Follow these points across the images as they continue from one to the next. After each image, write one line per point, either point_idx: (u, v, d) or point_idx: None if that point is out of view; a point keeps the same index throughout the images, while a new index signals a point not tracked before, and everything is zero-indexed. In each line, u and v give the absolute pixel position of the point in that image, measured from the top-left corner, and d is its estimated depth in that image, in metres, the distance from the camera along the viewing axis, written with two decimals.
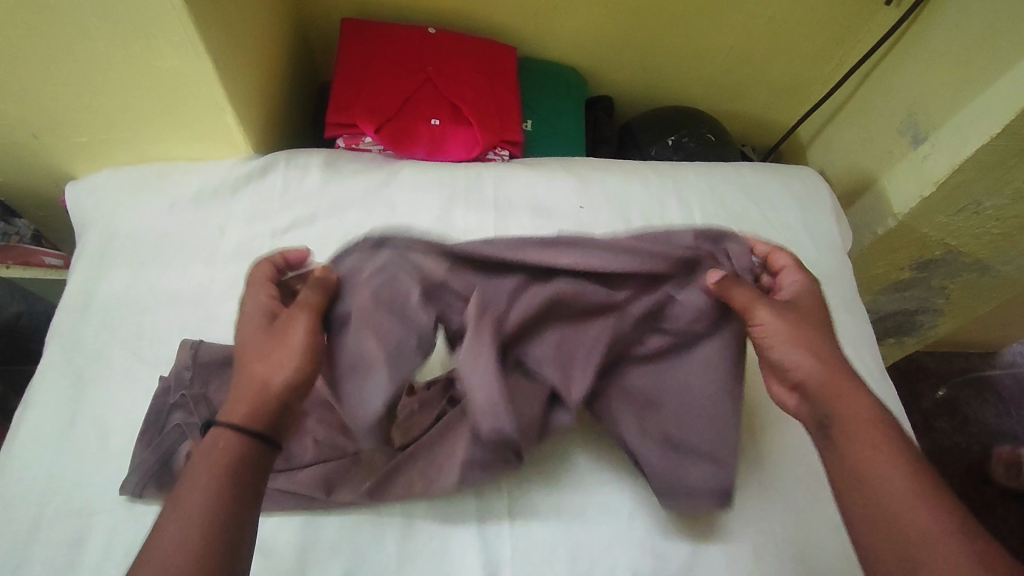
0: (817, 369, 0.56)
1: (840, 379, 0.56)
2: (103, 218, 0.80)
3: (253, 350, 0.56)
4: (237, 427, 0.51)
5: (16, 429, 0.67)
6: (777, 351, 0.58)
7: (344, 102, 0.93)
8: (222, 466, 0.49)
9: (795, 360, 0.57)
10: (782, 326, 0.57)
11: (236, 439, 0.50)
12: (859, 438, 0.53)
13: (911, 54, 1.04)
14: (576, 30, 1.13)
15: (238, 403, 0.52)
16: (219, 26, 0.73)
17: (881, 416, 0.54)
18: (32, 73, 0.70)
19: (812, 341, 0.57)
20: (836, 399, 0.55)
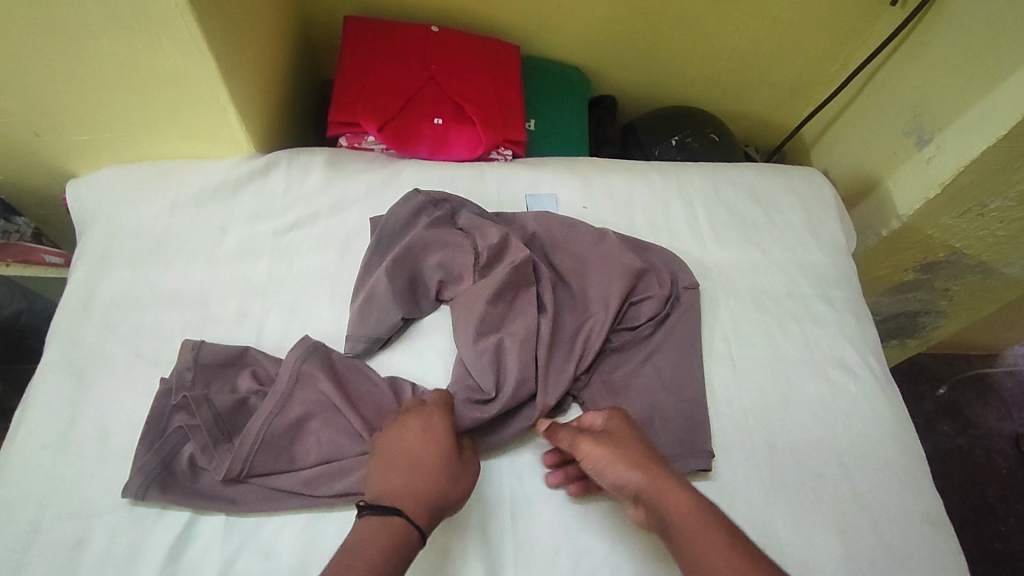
0: (637, 484, 0.55)
1: (662, 479, 0.54)
2: (104, 217, 0.80)
3: (411, 453, 0.58)
4: (409, 519, 0.53)
5: (16, 429, 0.66)
6: (607, 474, 0.56)
7: (347, 100, 0.93)
8: (397, 544, 0.51)
9: (623, 479, 0.55)
10: (598, 450, 0.57)
11: (411, 530, 0.53)
12: (693, 544, 0.51)
13: (917, 55, 1.03)
14: (580, 29, 1.13)
15: (396, 495, 0.55)
16: (222, 24, 0.72)
17: (703, 513, 0.52)
18: (33, 70, 0.70)
19: (636, 456, 0.56)
20: (662, 507, 0.53)
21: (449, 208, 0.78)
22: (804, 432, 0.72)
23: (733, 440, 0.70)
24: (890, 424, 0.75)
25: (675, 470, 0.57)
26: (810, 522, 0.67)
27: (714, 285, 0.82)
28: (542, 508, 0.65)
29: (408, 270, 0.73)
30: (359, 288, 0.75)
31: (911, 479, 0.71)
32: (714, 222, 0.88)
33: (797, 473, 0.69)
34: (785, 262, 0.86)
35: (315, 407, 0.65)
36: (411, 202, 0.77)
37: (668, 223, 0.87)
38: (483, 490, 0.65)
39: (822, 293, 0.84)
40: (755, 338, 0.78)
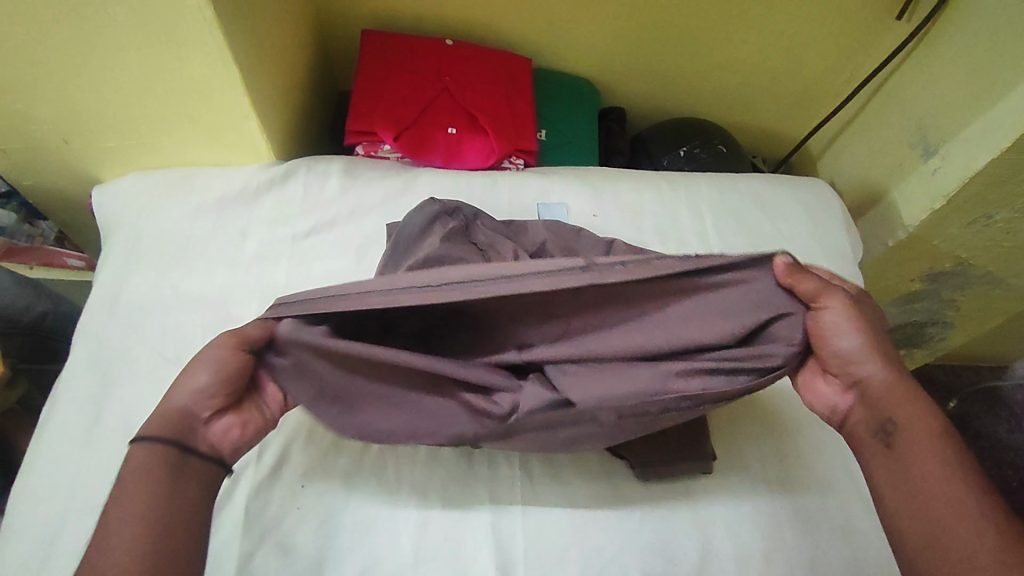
0: (868, 374, 0.56)
1: (905, 385, 0.55)
2: (131, 222, 0.83)
3: (175, 386, 0.55)
4: (152, 441, 0.51)
5: (45, 424, 0.68)
6: (845, 347, 0.57)
7: (364, 110, 0.96)
8: (155, 472, 0.50)
9: (870, 359, 0.56)
10: (854, 321, 0.57)
11: (169, 449, 0.51)
12: (918, 441, 0.52)
13: (922, 69, 1.05)
14: (591, 41, 1.15)
15: (152, 422, 0.53)
16: (245, 34, 0.75)
17: (944, 436, 0.52)
18: (67, 79, 0.73)
19: (882, 347, 0.57)
20: (892, 406, 0.54)
21: (463, 222, 0.80)
22: (811, 438, 0.73)
23: (740, 446, 0.72)
24: None
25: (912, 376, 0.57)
26: (815, 526, 0.68)
27: None
28: (552, 508, 0.66)
29: None
30: None
31: None
32: (722, 230, 0.90)
33: (802, 479, 0.71)
34: None
35: None
36: (427, 210, 0.78)
37: (676, 232, 0.89)
38: (494, 488, 0.66)
39: None
40: None
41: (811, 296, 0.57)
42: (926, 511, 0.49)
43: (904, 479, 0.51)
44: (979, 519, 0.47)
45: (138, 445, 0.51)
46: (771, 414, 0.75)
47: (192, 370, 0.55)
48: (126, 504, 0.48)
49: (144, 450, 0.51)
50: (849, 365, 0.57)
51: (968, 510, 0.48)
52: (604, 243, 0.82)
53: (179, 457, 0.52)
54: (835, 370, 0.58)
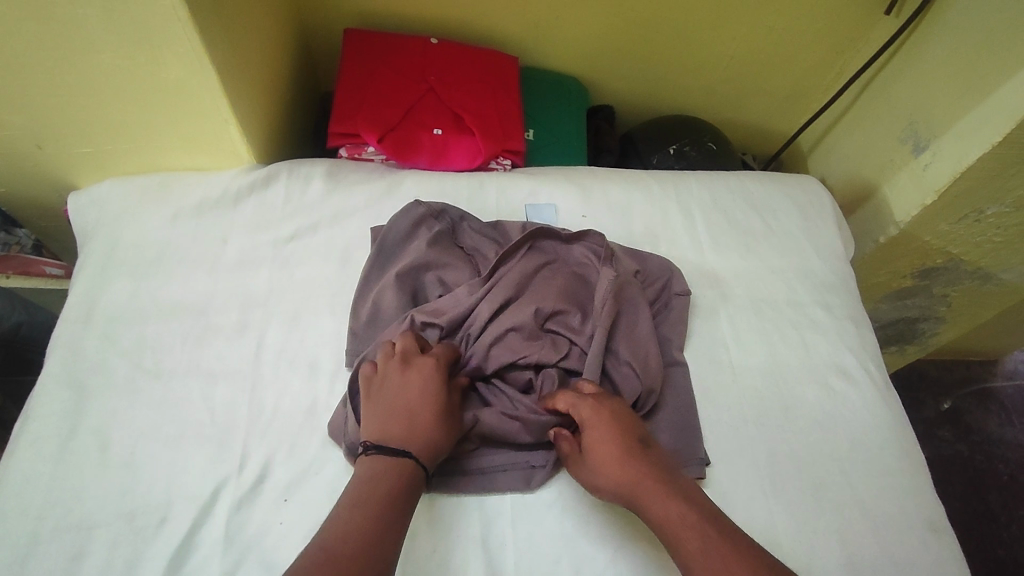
0: (625, 487, 0.57)
1: (644, 482, 0.57)
2: (106, 229, 0.80)
3: (403, 400, 0.60)
4: (418, 461, 0.57)
5: (18, 441, 0.66)
6: (601, 484, 0.59)
7: (347, 112, 0.94)
8: (407, 487, 0.55)
9: (620, 485, 0.57)
10: (592, 459, 0.60)
11: (416, 469, 0.57)
12: (683, 542, 0.52)
13: (912, 64, 1.04)
14: (579, 39, 1.14)
15: (401, 439, 0.58)
16: (222, 36, 0.73)
17: (691, 517, 0.54)
18: (37, 83, 0.71)
19: (615, 456, 0.59)
20: (650, 509, 0.55)
21: (447, 225, 0.79)
22: (805, 441, 0.72)
23: (733, 449, 0.71)
24: (890, 431, 0.75)
25: (665, 466, 0.59)
26: (810, 529, 0.66)
27: (713, 292, 0.83)
28: (543, 518, 0.64)
29: (409, 285, 0.73)
30: (360, 297, 0.75)
31: (913, 487, 0.71)
32: (712, 229, 0.89)
33: (796, 482, 0.69)
34: (784, 270, 0.87)
35: (318, 431, 0.68)
36: (412, 214, 0.77)
37: (666, 231, 0.88)
38: (483, 498, 0.65)
39: (820, 300, 0.84)
40: (755, 345, 0.79)
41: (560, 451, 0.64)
42: None
43: None
44: None
45: (406, 458, 0.57)
46: (764, 418, 0.73)
47: (438, 391, 0.61)
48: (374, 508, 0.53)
49: (402, 463, 0.56)
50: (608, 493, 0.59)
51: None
52: (576, 232, 0.78)
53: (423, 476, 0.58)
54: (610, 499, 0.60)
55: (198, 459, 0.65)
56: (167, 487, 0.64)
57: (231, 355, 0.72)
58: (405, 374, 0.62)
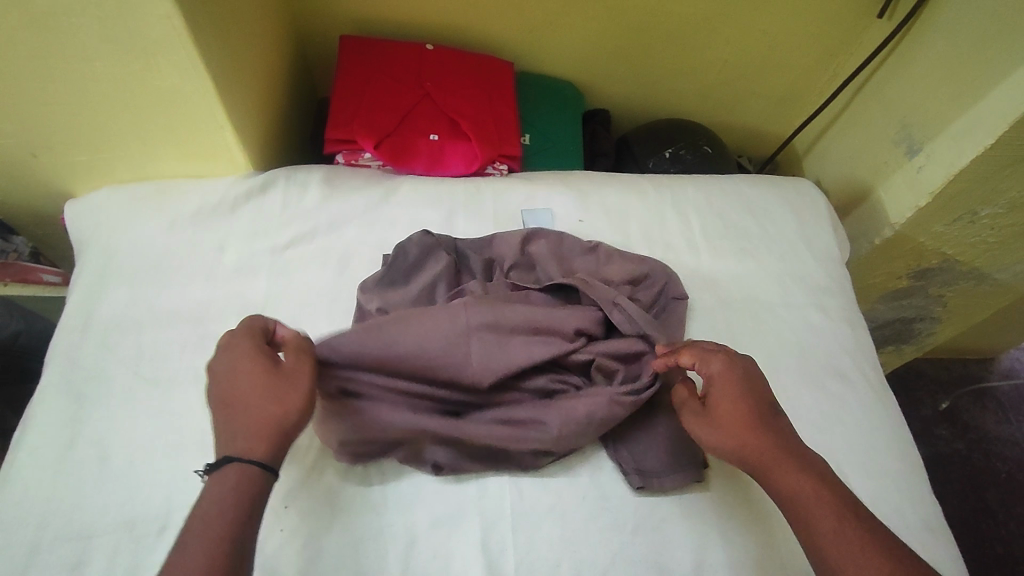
0: (750, 458, 0.57)
1: (773, 450, 0.56)
2: (103, 237, 0.80)
3: (243, 398, 0.55)
4: (248, 460, 0.52)
5: (16, 450, 0.66)
6: (724, 441, 0.59)
7: (343, 118, 0.94)
8: (242, 493, 0.50)
9: (743, 447, 0.57)
10: (716, 418, 0.59)
11: (259, 473, 0.51)
12: (809, 511, 0.53)
13: (904, 67, 1.05)
14: (574, 44, 1.14)
15: (235, 442, 0.53)
16: (218, 44, 0.73)
17: (824, 489, 0.54)
18: (33, 92, 0.71)
19: (741, 420, 0.58)
20: (777, 482, 0.55)
21: (453, 250, 0.79)
22: (803, 443, 0.73)
23: None
24: (888, 432, 0.75)
25: (795, 436, 0.58)
26: None
27: (710, 296, 0.83)
28: (542, 522, 0.65)
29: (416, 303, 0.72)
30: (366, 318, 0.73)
31: (910, 487, 0.72)
32: (708, 233, 0.89)
33: None
34: (780, 272, 0.87)
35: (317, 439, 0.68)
36: (418, 242, 0.76)
37: (662, 235, 0.88)
38: (482, 503, 0.65)
39: (816, 302, 0.85)
40: (752, 347, 0.79)
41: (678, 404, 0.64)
42: None
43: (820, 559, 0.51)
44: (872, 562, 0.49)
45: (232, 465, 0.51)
46: None
47: (269, 380, 0.56)
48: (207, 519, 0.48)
49: (234, 469, 0.51)
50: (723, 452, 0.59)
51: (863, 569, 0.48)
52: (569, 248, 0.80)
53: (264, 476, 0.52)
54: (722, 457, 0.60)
55: (197, 467, 0.66)
56: (166, 496, 0.64)
57: None
58: (245, 369, 0.56)
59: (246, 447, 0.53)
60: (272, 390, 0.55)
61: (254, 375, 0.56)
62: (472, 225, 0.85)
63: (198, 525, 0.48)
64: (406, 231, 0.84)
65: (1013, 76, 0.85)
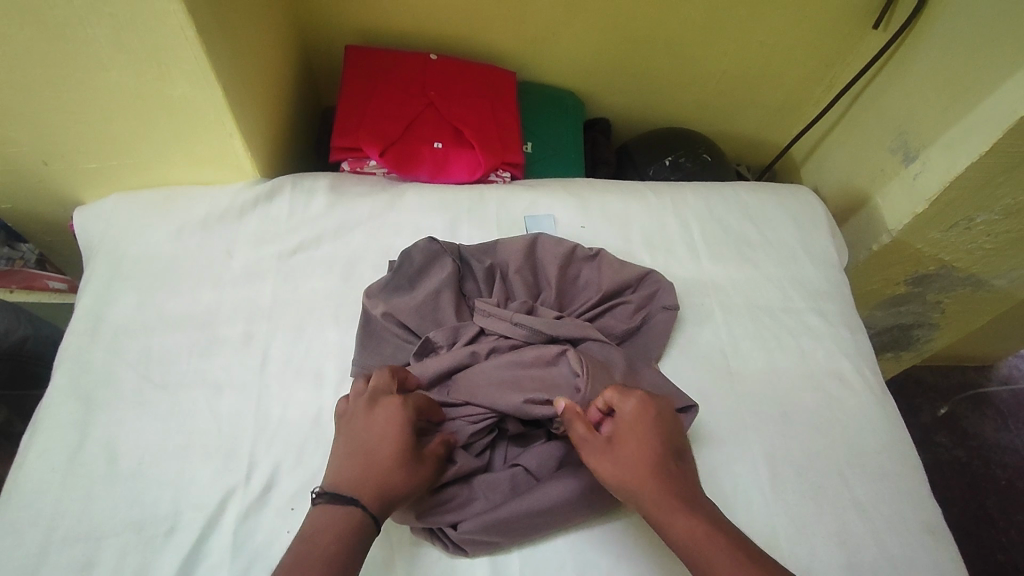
0: (641, 499, 0.55)
1: (668, 495, 0.55)
2: (112, 243, 0.81)
3: (371, 447, 0.57)
4: (366, 511, 0.54)
5: (26, 452, 0.67)
6: (624, 485, 0.56)
7: (349, 126, 0.96)
8: (350, 541, 0.52)
9: (639, 492, 0.55)
10: (620, 461, 0.57)
11: (366, 522, 0.54)
12: (701, 556, 0.51)
13: (900, 77, 1.06)
14: (575, 54, 1.16)
15: (356, 487, 0.55)
16: (227, 54, 0.75)
17: (712, 535, 0.52)
18: (45, 100, 0.72)
19: (640, 466, 0.56)
20: (668, 528, 0.53)
21: (457, 257, 0.79)
22: (804, 446, 0.73)
23: (733, 456, 0.72)
24: (888, 435, 0.76)
25: (688, 483, 0.57)
26: (809, 532, 0.68)
27: (710, 301, 0.85)
28: None
29: (412, 315, 0.74)
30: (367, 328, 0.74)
31: (910, 489, 0.72)
32: (708, 239, 0.91)
33: (796, 486, 0.70)
34: (779, 277, 0.88)
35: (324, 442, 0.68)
36: (423, 249, 0.78)
37: (663, 241, 0.89)
38: None
39: (815, 307, 0.86)
40: (752, 352, 0.80)
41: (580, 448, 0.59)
42: None
43: None
44: None
45: (353, 508, 0.54)
46: (762, 424, 0.74)
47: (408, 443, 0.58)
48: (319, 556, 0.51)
49: (348, 512, 0.53)
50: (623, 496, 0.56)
51: None
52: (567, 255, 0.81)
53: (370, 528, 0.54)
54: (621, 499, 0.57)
55: (204, 469, 0.66)
56: (174, 498, 0.64)
57: (236, 367, 0.73)
58: (373, 414, 0.59)
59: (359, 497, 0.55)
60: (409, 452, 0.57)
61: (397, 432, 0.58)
62: (476, 232, 0.86)
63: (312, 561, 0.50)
64: (411, 238, 0.85)
65: (1006, 85, 0.87)
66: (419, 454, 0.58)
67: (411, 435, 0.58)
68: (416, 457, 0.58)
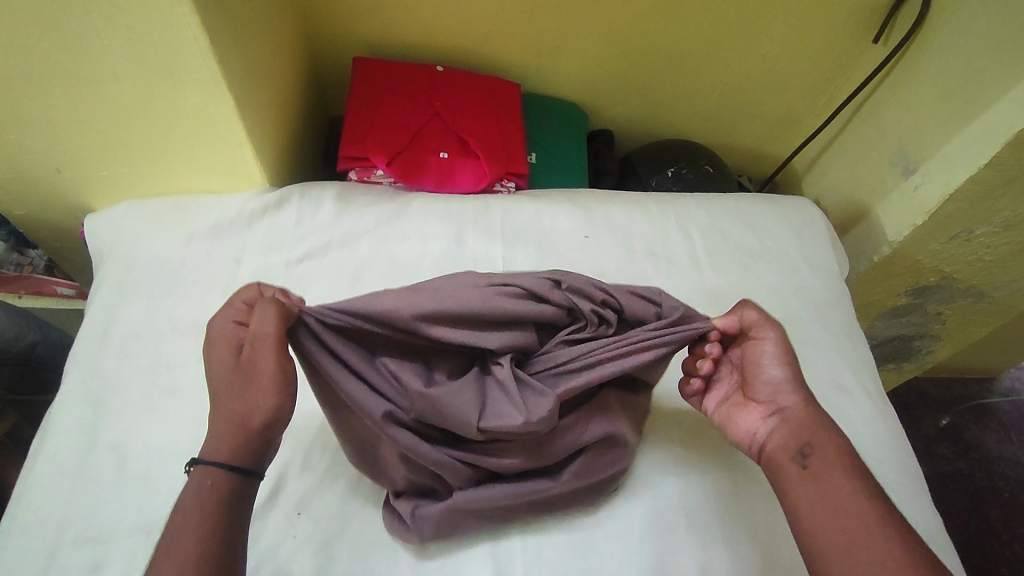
0: (802, 399, 0.62)
1: (817, 414, 0.62)
2: (123, 250, 0.83)
3: (220, 389, 0.55)
4: (217, 463, 0.53)
5: (36, 455, 0.68)
6: (784, 380, 0.63)
7: (356, 137, 0.97)
8: (213, 494, 0.52)
9: (790, 392, 0.63)
10: (790, 365, 0.63)
11: (222, 471, 0.53)
12: (835, 461, 0.58)
13: (900, 91, 1.08)
14: (579, 66, 1.18)
15: (212, 436, 0.54)
16: (239, 65, 0.77)
17: (852, 458, 0.58)
18: (60, 109, 0.74)
19: (802, 381, 0.64)
20: (811, 432, 0.60)
21: None
22: None
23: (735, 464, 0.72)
24: (888, 445, 0.77)
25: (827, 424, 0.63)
26: None
27: (712, 311, 0.86)
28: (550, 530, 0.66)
29: None
30: None
31: (911, 498, 0.73)
32: (711, 249, 0.92)
33: None
34: (781, 288, 0.89)
35: (330, 447, 0.69)
36: None
37: (667, 251, 0.90)
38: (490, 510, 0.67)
39: (817, 317, 0.87)
40: None
41: (754, 334, 0.65)
42: (839, 516, 0.54)
43: (828, 501, 0.56)
44: (875, 519, 0.53)
45: (203, 465, 0.53)
46: None
47: (240, 380, 0.55)
48: (185, 511, 0.51)
49: (205, 470, 0.53)
50: (776, 391, 0.63)
51: (863, 513, 0.54)
52: None
53: (234, 474, 0.53)
54: (761, 397, 0.64)
55: None
56: None
57: None
58: (213, 355, 0.56)
59: (214, 447, 0.54)
60: (249, 386, 0.54)
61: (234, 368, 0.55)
62: (481, 241, 0.87)
63: (180, 520, 0.51)
64: (417, 246, 0.86)
65: (1004, 99, 0.88)
66: (255, 380, 0.54)
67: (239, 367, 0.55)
68: (251, 386, 0.54)
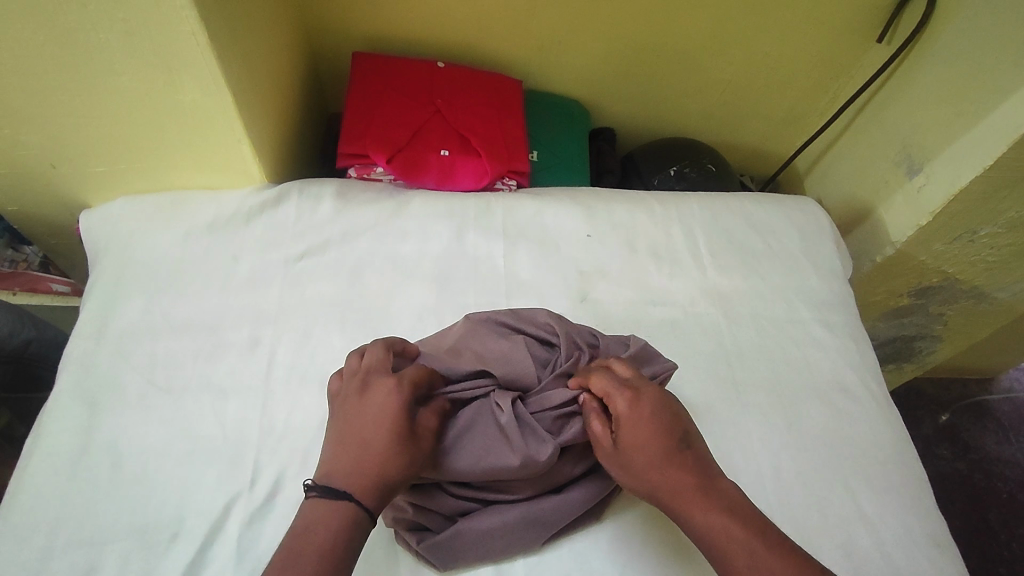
0: (658, 490, 0.55)
1: (679, 491, 0.55)
2: (119, 247, 0.81)
3: (366, 440, 0.55)
4: (360, 505, 0.52)
5: (30, 456, 0.67)
6: (635, 481, 0.56)
7: (356, 134, 0.96)
8: (345, 534, 0.51)
9: (646, 488, 0.56)
10: (631, 461, 0.56)
11: (359, 513, 0.52)
12: (722, 549, 0.52)
13: (904, 91, 1.07)
14: (581, 64, 1.17)
15: (346, 479, 0.53)
16: (238, 60, 0.75)
17: (736, 527, 0.52)
18: (55, 103, 0.72)
19: (651, 461, 0.56)
20: (687, 520, 0.54)
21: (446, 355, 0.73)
22: (810, 457, 0.73)
23: (739, 466, 0.71)
24: (892, 447, 0.76)
25: (703, 474, 0.56)
26: (815, 542, 0.67)
27: (716, 312, 0.85)
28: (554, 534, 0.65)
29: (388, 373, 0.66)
30: None
31: (915, 501, 0.72)
32: (714, 249, 0.91)
33: (801, 497, 0.70)
34: (784, 288, 0.88)
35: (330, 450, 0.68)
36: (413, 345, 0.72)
37: (670, 251, 0.90)
38: None
39: (820, 318, 0.86)
40: (757, 364, 0.80)
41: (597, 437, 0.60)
42: None
43: None
44: None
45: (346, 502, 0.52)
46: (766, 434, 0.74)
47: (402, 438, 0.55)
48: (316, 543, 0.50)
49: (342, 505, 0.52)
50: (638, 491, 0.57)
51: None
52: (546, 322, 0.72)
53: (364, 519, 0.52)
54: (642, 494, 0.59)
55: (210, 475, 0.66)
56: (178, 504, 0.64)
57: (241, 371, 0.73)
58: (365, 397, 0.57)
59: (353, 492, 0.53)
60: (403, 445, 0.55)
61: (397, 429, 0.55)
62: (482, 240, 0.86)
63: (309, 552, 0.49)
64: (417, 245, 0.85)
65: (1010, 99, 0.88)
66: (412, 446, 0.56)
67: (406, 430, 0.56)
68: (407, 449, 0.55)
